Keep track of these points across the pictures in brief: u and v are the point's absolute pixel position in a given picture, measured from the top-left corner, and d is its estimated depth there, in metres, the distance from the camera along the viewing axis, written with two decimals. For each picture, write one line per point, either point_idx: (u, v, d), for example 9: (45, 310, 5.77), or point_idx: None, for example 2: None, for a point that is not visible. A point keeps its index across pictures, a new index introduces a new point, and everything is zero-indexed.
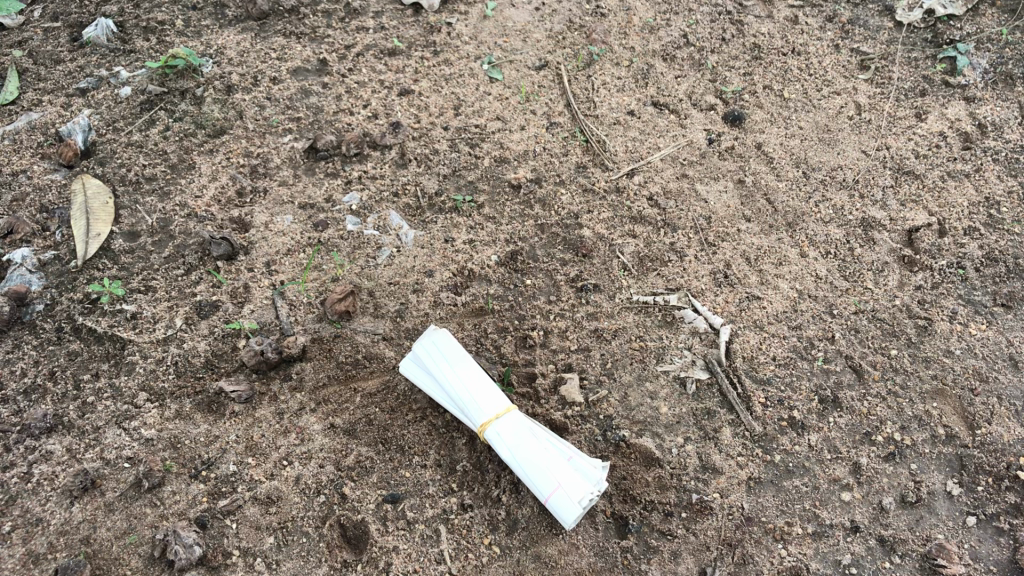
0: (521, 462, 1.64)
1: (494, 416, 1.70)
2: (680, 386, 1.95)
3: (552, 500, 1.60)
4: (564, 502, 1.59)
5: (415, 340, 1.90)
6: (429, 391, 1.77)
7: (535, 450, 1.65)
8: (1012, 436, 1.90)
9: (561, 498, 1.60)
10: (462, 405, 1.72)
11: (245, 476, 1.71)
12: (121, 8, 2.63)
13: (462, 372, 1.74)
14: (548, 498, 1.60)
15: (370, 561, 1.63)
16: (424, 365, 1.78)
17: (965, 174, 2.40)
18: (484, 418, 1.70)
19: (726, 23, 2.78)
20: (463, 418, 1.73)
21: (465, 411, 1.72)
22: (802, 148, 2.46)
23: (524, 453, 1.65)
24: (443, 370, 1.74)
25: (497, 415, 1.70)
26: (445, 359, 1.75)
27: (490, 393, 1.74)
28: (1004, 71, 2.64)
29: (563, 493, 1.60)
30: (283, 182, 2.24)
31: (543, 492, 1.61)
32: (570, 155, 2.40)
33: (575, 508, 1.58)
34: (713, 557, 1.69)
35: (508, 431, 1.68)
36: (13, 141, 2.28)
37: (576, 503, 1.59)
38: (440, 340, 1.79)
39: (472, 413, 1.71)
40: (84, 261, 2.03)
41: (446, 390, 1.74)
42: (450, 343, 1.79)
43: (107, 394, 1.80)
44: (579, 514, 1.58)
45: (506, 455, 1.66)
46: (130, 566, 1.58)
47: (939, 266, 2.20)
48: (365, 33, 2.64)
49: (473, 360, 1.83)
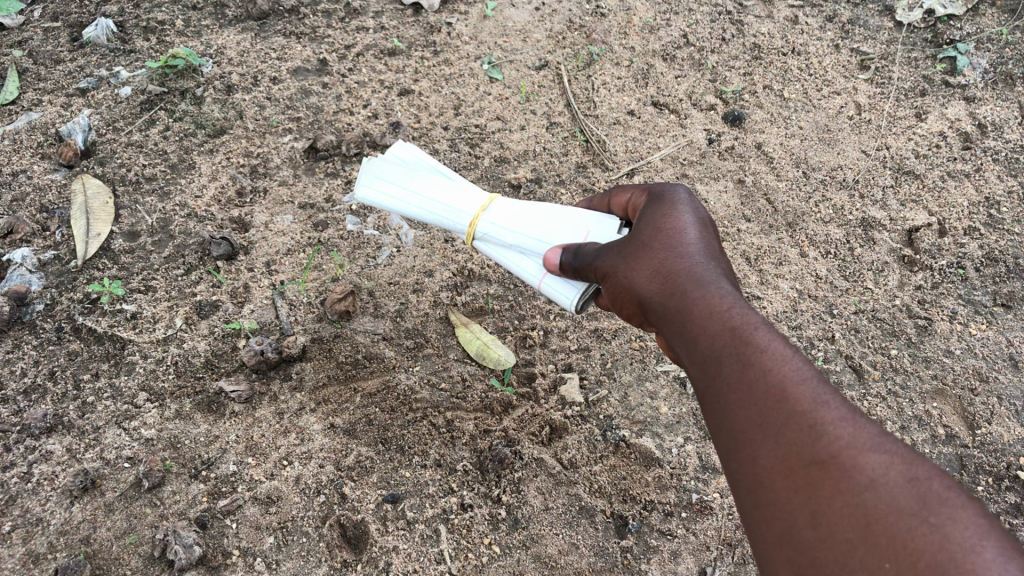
0: (512, 255, 1.52)
1: (478, 209, 1.53)
2: (680, 386, 1.97)
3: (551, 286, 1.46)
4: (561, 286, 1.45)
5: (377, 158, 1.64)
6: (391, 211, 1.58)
7: (538, 240, 1.50)
8: (1012, 435, 1.91)
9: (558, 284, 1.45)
10: (437, 212, 1.55)
11: (245, 476, 1.71)
12: (121, 8, 2.63)
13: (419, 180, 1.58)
14: (543, 282, 1.47)
15: (370, 561, 1.63)
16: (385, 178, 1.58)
17: (966, 174, 2.40)
18: (467, 217, 1.53)
19: (727, 24, 2.77)
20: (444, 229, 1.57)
21: (443, 220, 1.55)
22: (802, 147, 2.46)
23: (519, 241, 1.51)
24: (401, 179, 1.58)
25: (482, 207, 1.53)
26: (402, 171, 1.58)
27: (464, 191, 1.57)
28: (1004, 71, 2.64)
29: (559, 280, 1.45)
30: (283, 182, 2.24)
31: (537, 278, 1.48)
32: (570, 155, 2.40)
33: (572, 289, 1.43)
34: (713, 557, 1.72)
35: (495, 221, 1.52)
36: (13, 140, 2.28)
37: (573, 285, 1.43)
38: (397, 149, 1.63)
39: (453, 218, 1.54)
40: (84, 261, 2.03)
41: (403, 197, 1.57)
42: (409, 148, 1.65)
43: (107, 394, 1.80)
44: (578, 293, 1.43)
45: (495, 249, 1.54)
46: (130, 566, 1.58)
47: (939, 265, 2.20)
48: (364, 33, 2.63)
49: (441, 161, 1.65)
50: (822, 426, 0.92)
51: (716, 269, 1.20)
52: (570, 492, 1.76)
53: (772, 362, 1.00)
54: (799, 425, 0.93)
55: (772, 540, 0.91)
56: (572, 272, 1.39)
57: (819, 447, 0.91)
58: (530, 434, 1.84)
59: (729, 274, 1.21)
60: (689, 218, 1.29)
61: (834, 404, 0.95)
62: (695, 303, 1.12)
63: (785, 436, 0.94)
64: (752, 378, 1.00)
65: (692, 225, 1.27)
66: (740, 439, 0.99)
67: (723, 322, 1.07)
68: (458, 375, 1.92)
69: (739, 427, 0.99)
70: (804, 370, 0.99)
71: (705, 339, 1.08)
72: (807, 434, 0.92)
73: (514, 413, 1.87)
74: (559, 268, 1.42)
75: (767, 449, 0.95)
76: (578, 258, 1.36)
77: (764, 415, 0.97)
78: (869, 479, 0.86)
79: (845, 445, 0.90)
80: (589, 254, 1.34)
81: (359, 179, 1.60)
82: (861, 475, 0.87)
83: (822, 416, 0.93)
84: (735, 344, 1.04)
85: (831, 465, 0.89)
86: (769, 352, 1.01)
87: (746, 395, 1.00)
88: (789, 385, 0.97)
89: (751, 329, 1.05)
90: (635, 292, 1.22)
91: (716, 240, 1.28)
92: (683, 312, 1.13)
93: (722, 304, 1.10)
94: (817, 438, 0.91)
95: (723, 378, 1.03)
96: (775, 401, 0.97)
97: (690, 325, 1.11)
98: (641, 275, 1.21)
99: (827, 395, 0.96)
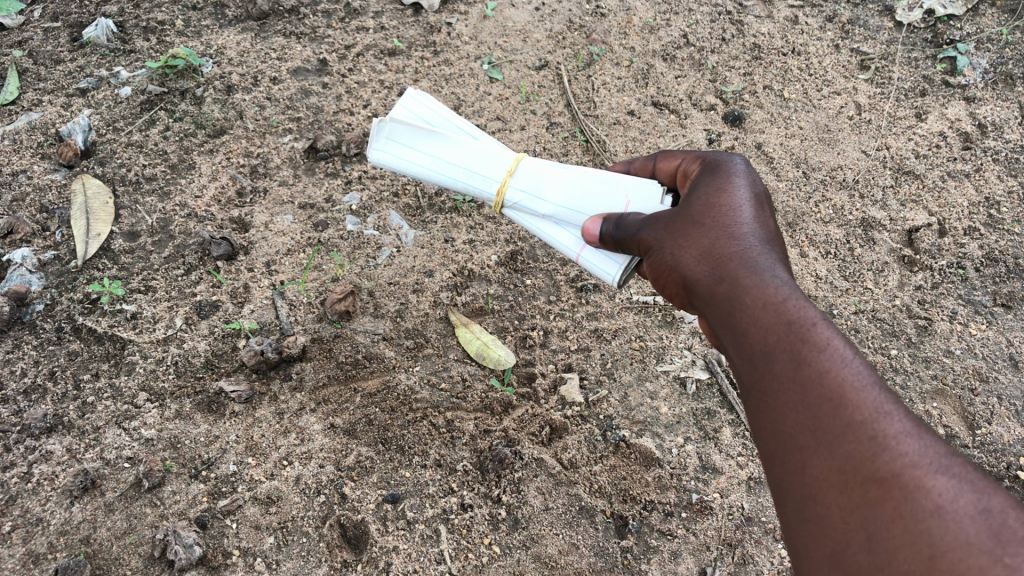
0: (546, 225, 1.54)
1: (506, 175, 1.53)
2: (680, 386, 1.97)
3: (586, 258, 1.49)
4: (597, 258, 1.48)
5: (395, 112, 1.58)
6: (411, 175, 1.55)
7: (573, 209, 1.51)
8: (1012, 435, 1.92)
9: (594, 256, 1.48)
10: (463, 178, 1.53)
11: (245, 476, 1.71)
12: (121, 8, 2.63)
13: (443, 143, 1.53)
14: (582, 254, 1.49)
15: (370, 561, 1.63)
16: (405, 139, 1.53)
17: (966, 174, 2.41)
18: (496, 184, 1.53)
19: (727, 24, 2.77)
20: (468, 194, 1.56)
21: (469, 187, 1.53)
22: (802, 147, 2.46)
23: (554, 212, 1.52)
24: (420, 141, 1.53)
25: (510, 172, 1.53)
26: (420, 132, 1.53)
27: (488, 153, 1.54)
28: (1004, 71, 2.65)
29: (595, 252, 1.48)
30: (283, 182, 2.24)
31: (575, 250, 1.51)
32: (570, 155, 2.41)
33: (608, 261, 1.47)
34: (713, 557, 1.72)
35: (525, 189, 1.53)
36: (13, 140, 2.28)
37: (608, 257, 1.46)
38: (411, 106, 1.58)
39: (480, 185, 1.53)
40: (84, 261, 2.03)
41: (424, 160, 1.53)
42: (422, 104, 1.59)
43: (107, 394, 1.80)
44: (613, 266, 1.46)
45: (526, 216, 1.55)
46: (130, 566, 1.58)
47: (939, 265, 2.20)
48: (364, 33, 2.63)
49: (456, 117, 1.61)
50: (886, 436, 0.91)
51: (770, 254, 1.18)
52: (570, 492, 1.76)
53: (831, 361, 0.99)
54: (858, 437, 0.92)
55: (819, 556, 0.92)
56: (613, 244, 1.40)
57: (880, 465, 0.89)
58: (530, 434, 1.84)
59: (784, 260, 1.19)
60: (746, 199, 1.27)
61: (897, 417, 0.93)
62: (749, 293, 1.11)
63: (843, 448, 0.92)
64: (808, 378, 0.99)
65: (744, 205, 1.25)
66: (793, 445, 0.98)
67: (778, 316, 1.06)
68: (458, 375, 1.92)
69: (792, 432, 0.98)
70: (865, 375, 0.97)
71: (757, 333, 1.08)
72: (867, 448, 0.91)
73: (514, 413, 1.87)
74: (598, 240, 1.44)
75: (822, 459, 0.94)
76: (619, 229, 1.37)
77: (820, 421, 0.95)
78: (936, 505, 0.84)
79: (910, 465, 0.88)
80: (631, 226, 1.34)
81: (372, 139, 1.53)
82: (926, 499, 0.85)
83: (885, 430, 0.91)
84: (792, 342, 1.03)
85: (893, 486, 0.87)
86: (829, 353, 0.99)
87: (801, 398, 0.99)
88: (851, 392, 0.95)
89: (811, 325, 1.04)
90: (682, 276, 1.22)
91: (770, 221, 1.26)
92: (733, 300, 1.13)
93: (778, 295, 1.09)
94: (878, 456, 0.90)
95: (776, 374, 1.03)
96: (834, 407, 0.95)
97: (741, 315, 1.11)
98: (688, 263, 1.22)
99: (890, 406, 0.94)
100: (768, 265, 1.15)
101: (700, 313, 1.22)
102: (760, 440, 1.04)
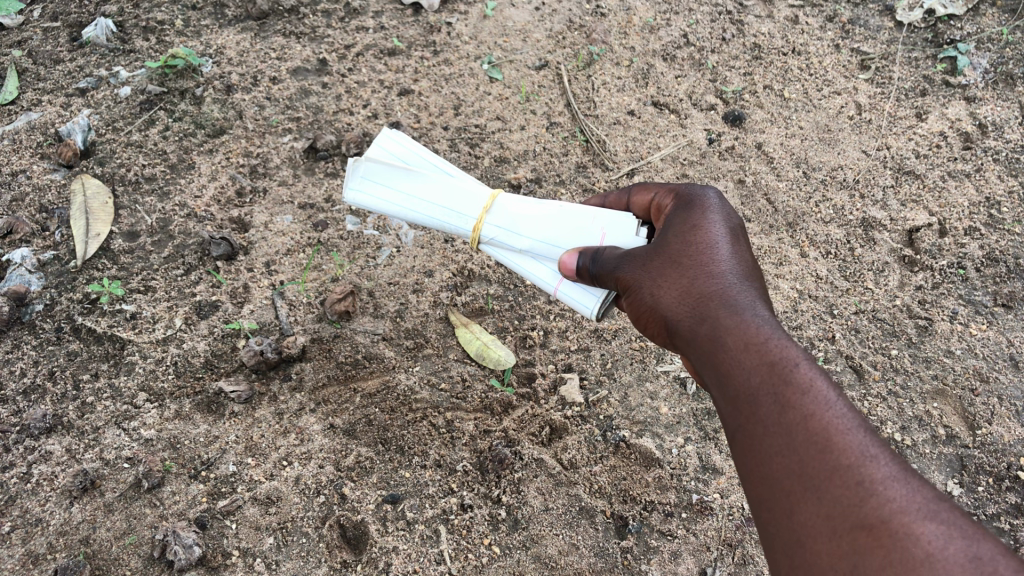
0: (523, 260, 1.53)
1: (483, 211, 1.52)
2: (680, 386, 1.97)
3: (563, 291, 1.49)
4: (575, 293, 1.47)
5: (372, 149, 1.58)
6: (386, 213, 1.55)
7: (549, 243, 1.50)
8: (1013, 436, 1.91)
9: (572, 290, 1.48)
10: (437, 216, 1.53)
11: (245, 476, 1.71)
12: (120, 8, 2.63)
13: (416, 182, 1.54)
14: (560, 289, 1.49)
15: (369, 561, 1.63)
16: (375, 179, 1.53)
17: (966, 174, 2.40)
18: (474, 221, 1.52)
19: (727, 24, 2.77)
20: (447, 232, 1.56)
21: (445, 224, 1.54)
22: (802, 147, 2.46)
23: (531, 247, 1.51)
24: (396, 179, 1.54)
25: (486, 209, 1.52)
26: (395, 170, 1.53)
27: (465, 191, 1.55)
28: (1004, 71, 2.64)
29: (573, 287, 1.48)
30: (283, 182, 2.24)
31: (553, 284, 1.50)
32: (570, 155, 2.40)
33: (587, 296, 1.46)
34: (713, 557, 1.72)
35: (501, 224, 1.52)
36: (13, 140, 2.28)
37: (587, 291, 1.46)
38: (386, 145, 1.59)
39: (457, 223, 1.53)
40: (83, 261, 2.02)
41: (400, 198, 1.53)
42: (398, 142, 1.59)
43: (107, 394, 1.80)
44: (591, 301, 1.45)
45: (502, 251, 1.54)
46: (130, 566, 1.57)
47: (939, 265, 2.20)
48: (364, 33, 2.63)
49: (432, 153, 1.61)
50: (868, 480, 0.90)
51: (750, 292, 1.19)
52: (570, 492, 1.76)
53: (815, 405, 0.99)
54: (844, 482, 0.91)
55: None
56: (589, 277, 1.39)
57: (867, 512, 0.88)
58: (530, 434, 1.83)
59: (764, 297, 1.20)
60: (724, 232, 1.29)
61: (883, 461, 0.92)
62: (730, 333, 1.12)
63: (828, 493, 0.91)
64: (793, 422, 0.99)
65: (722, 241, 1.27)
66: (779, 491, 0.97)
67: (760, 357, 1.07)
68: (458, 375, 1.92)
69: (777, 476, 0.97)
70: (849, 419, 0.97)
71: (739, 375, 1.08)
72: (854, 493, 0.90)
73: (514, 413, 1.87)
74: (576, 273, 1.42)
75: (810, 505, 0.93)
76: (596, 263, 1.36)
77: (805, 465, 0.95)
78: (926, 554, 0.82)
79: (898, 511, 0.86)
80: (608, 261, 1.34)
81: (347, 178, 1.54)
82: (917, 547, 0.83)
83: (871, 474, 0.90)
84: (776, 385, 1.03)
85: (882, 533, 0.85)
86: (812, 396, 1.00)
87: (785, 441, 0.98)
88: (835, 434, 0.95)
89: (793, 366, 1.04)
90: (663, 315, 1.23)
91: (748, 256, 1.27)
92: (715, 341, 1.13)
93: (760, 335, 1.10)
94: (865, 501, 0.89)
95: (759, 418, 1.02)
96: (819, 451, 0.94)
97: (723, 355, 1.11)
98: (670, 304, 1.22)
99: (875, 450, 0.93)
100: (749, 305, 1.16)
101: (683, 352, 1.22)
102: (747, 486, 1.03)
